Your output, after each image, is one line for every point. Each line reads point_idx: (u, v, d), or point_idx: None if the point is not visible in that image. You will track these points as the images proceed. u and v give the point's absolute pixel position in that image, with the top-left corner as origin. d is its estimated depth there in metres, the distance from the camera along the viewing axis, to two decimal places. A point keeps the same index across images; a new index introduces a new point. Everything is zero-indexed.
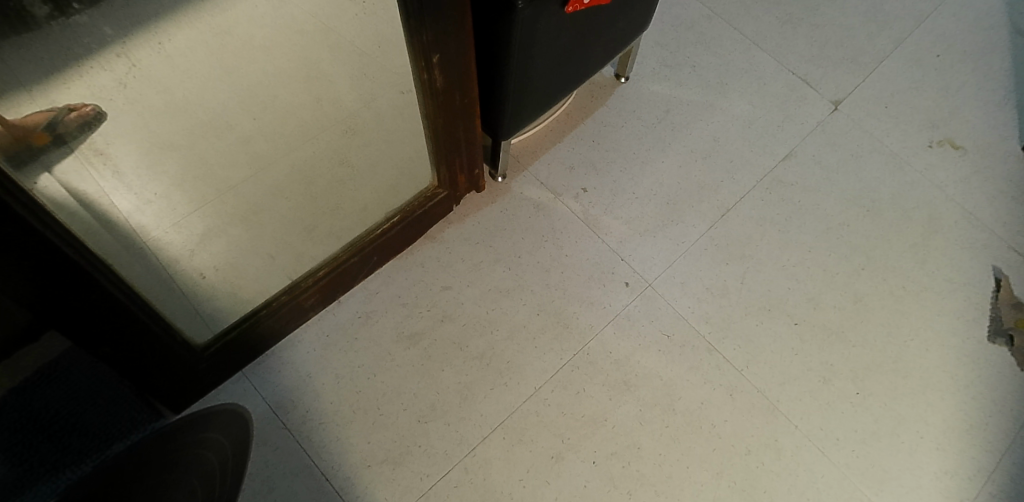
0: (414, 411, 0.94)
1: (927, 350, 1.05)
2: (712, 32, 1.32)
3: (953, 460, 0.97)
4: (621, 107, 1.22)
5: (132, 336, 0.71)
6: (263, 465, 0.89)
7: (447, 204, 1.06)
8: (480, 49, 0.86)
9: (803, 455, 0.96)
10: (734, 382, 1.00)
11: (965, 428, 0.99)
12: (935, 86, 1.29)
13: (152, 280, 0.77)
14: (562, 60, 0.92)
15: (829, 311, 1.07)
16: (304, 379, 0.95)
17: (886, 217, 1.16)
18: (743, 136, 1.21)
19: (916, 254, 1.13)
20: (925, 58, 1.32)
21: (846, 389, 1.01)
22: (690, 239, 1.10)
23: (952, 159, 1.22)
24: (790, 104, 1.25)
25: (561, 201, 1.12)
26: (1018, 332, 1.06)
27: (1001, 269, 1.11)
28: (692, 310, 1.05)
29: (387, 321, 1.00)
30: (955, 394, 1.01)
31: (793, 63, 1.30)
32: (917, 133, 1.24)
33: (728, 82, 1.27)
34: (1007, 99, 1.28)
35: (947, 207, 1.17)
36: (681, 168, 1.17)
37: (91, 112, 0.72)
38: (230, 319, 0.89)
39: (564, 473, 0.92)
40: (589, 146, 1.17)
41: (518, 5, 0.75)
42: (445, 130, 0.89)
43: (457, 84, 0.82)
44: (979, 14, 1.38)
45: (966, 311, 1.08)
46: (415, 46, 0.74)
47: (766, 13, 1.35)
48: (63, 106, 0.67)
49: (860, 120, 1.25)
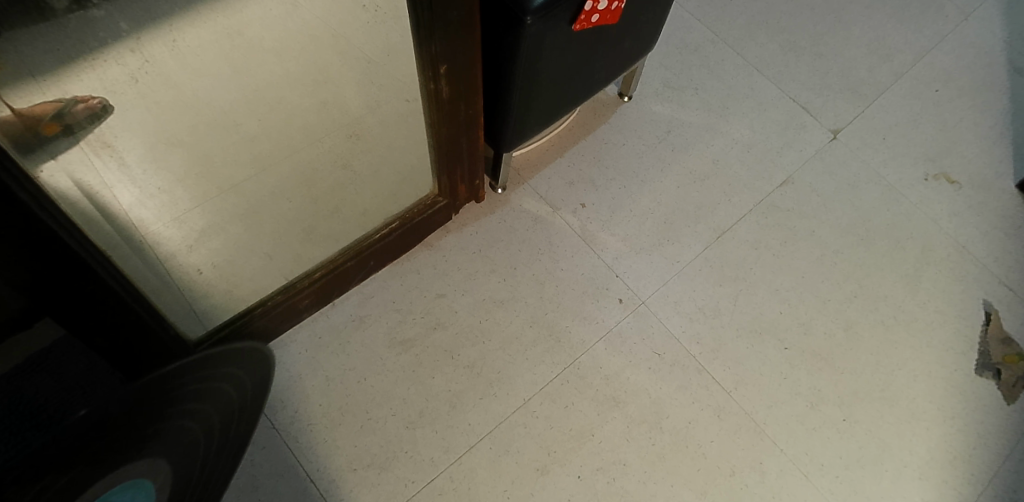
0: (402, 417, 0.94)
1: (915, 380, 1.06)
2: (716, 56, 1.34)
3: (936, 491, 0.97)
4: (623, 125, 1.23)
5: (126, 326, 0.72)
6: (249, 464, 0.89)
7: (446, 213, 1.07)
8: (487, 63, 0.88)
9: (788, 479, 0.96)
10: (723, 403, 1.01)
11: (950, 459, 1.00)
12: (932, 120, 1.31)
13: (148, 273, 0.78)
14: (566, 77, 0.94)
15: (818, 336, 1.08)
16: (294, 379, 0.96)
17: (880, 247, 1.17)
18: (741, 160, 1.22)
19: (908, 284, 1.14)
20: (925, 93, 1.34)
21: (834, 415, 1.02)
22: (685, 258, 1.12)
23: (947, 193, 1.23)
24: (789, 130, 1.27)
25: (559, 215, 1.13)
26: (1006, 367, 1.07)
27: (991, 304, 1.12)
28: (684, 329, 1.05)
29: (381, 326, 1.01)
30: (940, 425, 1.02)
31: (794, 91, 1.32)
32: (913, 166, 1.26)
33: (730, 106, 1.28)
34: (1004, 136, 1.30)
35: (941, 240, 1.18)
36: (679, 188, 1.18)
37: (98, 104, 0.73)
38: (224, 316, 0.91)
39: (549, 485, 0.92)
40: (590, 163, 1.18)
41: (526, 20, 0.77)
42: (447, 140, 0.90)
43: (463, 95, 0.84)
44: (980, 52, 1.40)
45: (956, 343, 1.09)
46: (423, 55, 0.75)
47: (770, 40, 1.37)
48: (69, 98, 0.68)
49: (857, 149, 1.27)
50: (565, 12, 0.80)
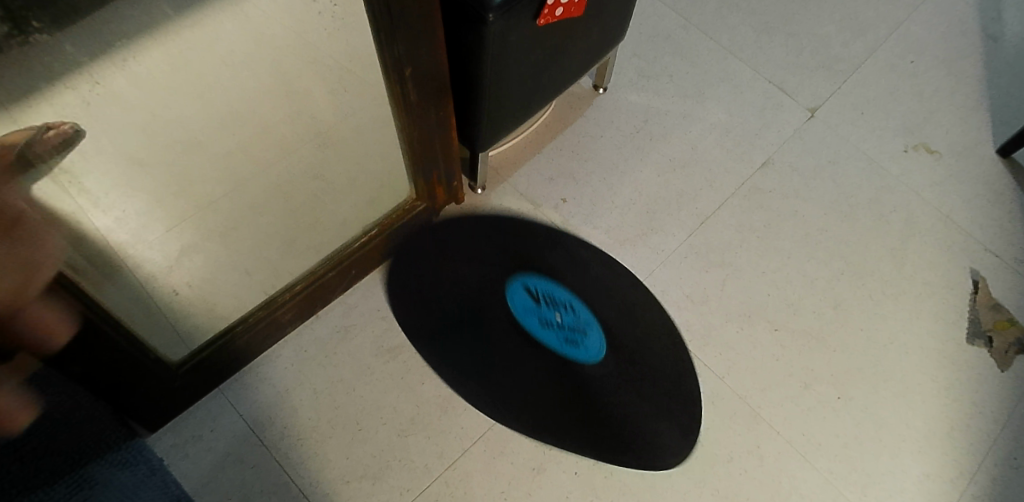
0: (394, 425, 0.93)
1: (907, 353, 1.05)
2: (690, 42, 1.33)
3: (935, 463, 0.97)
4: (600, 117, 1.23)
5: (97, 348, 0.72)
6: (241, 483, 0.88)
7: (426, 216, 1.06)
8: (454, 63, 0.87)
9: (786, 460, 0.96)
10: (716, 389, 1.00)
11: (947, 430, 0.99)
12: (909, 91, 1.31)
13: (122, 298, 0.77)
14: (535, 73, 0.93)
15: (808, 316, 1.07)
16: (281, 395, 0.94)
17: (864, 222, 1.17)
18: (720, 144, 1.22)
19: (894, 258, 1.14)
20: (900, 65, 1.34)
21: (828, 394, 1.01)
22: (669, 246, 1.11)
23: (928, 163, 1.23)
24: (767, 111, 1.27)
25: (541, 212, 1.12)
26: (997, 333, 1.07)
27: (978, 272, 1.12)
28: (673, 318, 1.05)
29: (366, 335, 0.99)
30: (935, 396, 1.02)
31: (769, 71, 1.32)
32: (892, 138, 1.26)
33: (705, 91, 1.28)
34: (982, 103, 1.30)
35: (924, 212, 1.18)
36: (659, 177, 1.17)
37: (68, 131, 0.68)
38: (205, 336, 0.90)
39: (547, 483, 0.91)
40: (568, 157, 1.18)
41: (488, 17, 0.76)
42: (420, 143, 0.90)
43: (431, 96, 0.83)
44: (952, 21, 1.40)
45: (945, 313, 1.09)
46: (386, 58, 0.74)
47: (742, 22, 1.37)
48: (39, 125, 0.63)
49: (836, 126, 1.26)
50: (527, 7, 0.79)
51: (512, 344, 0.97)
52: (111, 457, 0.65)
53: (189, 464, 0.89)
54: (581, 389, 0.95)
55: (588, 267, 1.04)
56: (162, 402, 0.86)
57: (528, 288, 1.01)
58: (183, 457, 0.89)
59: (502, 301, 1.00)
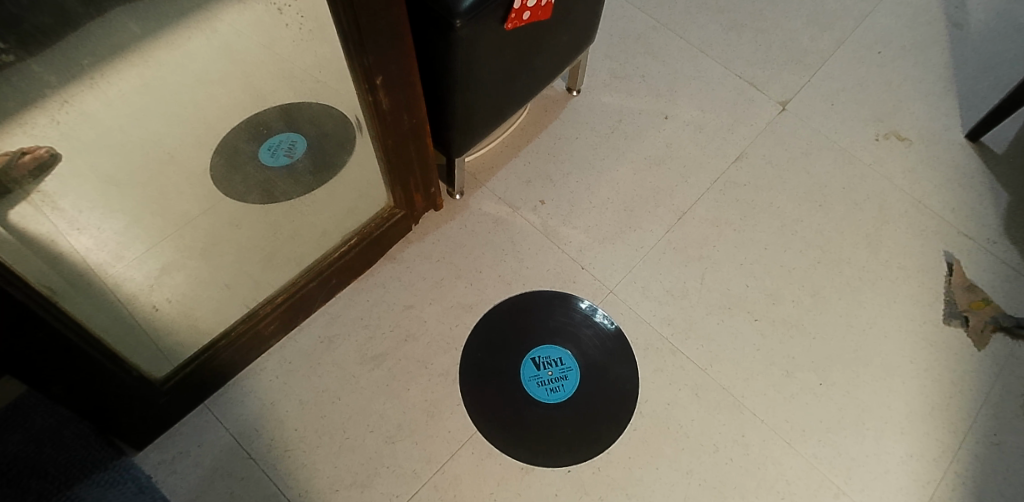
0: (381, 433, 0.94)
1: (886, 337, 1.07)
2: (661, 42, 1.36)
3: (918, 443, 0.99)
4: (575, 119, 1.25)
5: (82, 373, 0.70)
6: (229, 497, 0.88)
7: (404, 224, 1.06)
8: (426, 69, 0.88)
9: (771, 448, 0.97)
10: (700, 380, 1.01)
11: (928, 410, 1.01)
12: (878, 81, 1.34)
13: (106, 317, 0.76)
14: (506, 78, 0.95)
15: (787, 305, 1.09)
16: (267, 407, 0.95)
17: (838, 211, 1.19)
18: (694, 141, 1.24)
19: (869, 244, 1.16)
20: (868, 55, 1.37)
21: (810, 380, 1.03)
22: (647, 243, 1.12)
23: (898, 150, 1.26)
24: (739, 107, 1.29)
25: (520, 214, 1.13)
26: (973, 313, 1.09)
27: (953, 255, 1.14)
28: (654, 313, 1.06)
29: (351, 344, 1.00)
30: (916, 378, 1.04)
31: (739, 68, 1.34)
32: (863, 128, 1.28)
33: (677, 90, 1.30)
34: (949, 89, 1.33)
35: (898, 197, 1.20)
36: (636, 175, 1.19)
37: (43, 154, 0.77)
38: (187, 353, 0.89)
39: (536, 482, 0.92)
40: (545, 160, 1.19)
41: (456, 23, 0.77)
42: (395, 152, 0.90)
43: (404, 104, 0.84)
44: (917, 11, 1.43)
45: (922, 296, 1.11)
46: (356, 68, 0.75)
47: (711, 21, 1.40)
48: (15, 151, 0.72)
49: (807, 118, 1.29)
50: (494, 13, 0.80)
51: (489, 363, 1.00)
52: (100, 476, 0.75)
53: (178, 480, 0.89)
54: (555, 408, 0.97)
55: (570, 297, 1.06)
56: (146, 420, 0.85)
57: (531, 358, 1.01)
58: (171, 473, 0.89)
59: (480, 325, 1.03)
